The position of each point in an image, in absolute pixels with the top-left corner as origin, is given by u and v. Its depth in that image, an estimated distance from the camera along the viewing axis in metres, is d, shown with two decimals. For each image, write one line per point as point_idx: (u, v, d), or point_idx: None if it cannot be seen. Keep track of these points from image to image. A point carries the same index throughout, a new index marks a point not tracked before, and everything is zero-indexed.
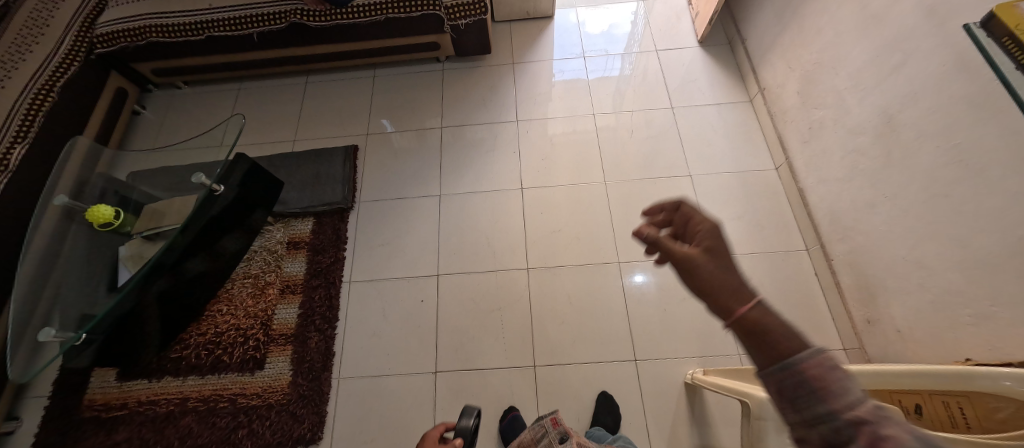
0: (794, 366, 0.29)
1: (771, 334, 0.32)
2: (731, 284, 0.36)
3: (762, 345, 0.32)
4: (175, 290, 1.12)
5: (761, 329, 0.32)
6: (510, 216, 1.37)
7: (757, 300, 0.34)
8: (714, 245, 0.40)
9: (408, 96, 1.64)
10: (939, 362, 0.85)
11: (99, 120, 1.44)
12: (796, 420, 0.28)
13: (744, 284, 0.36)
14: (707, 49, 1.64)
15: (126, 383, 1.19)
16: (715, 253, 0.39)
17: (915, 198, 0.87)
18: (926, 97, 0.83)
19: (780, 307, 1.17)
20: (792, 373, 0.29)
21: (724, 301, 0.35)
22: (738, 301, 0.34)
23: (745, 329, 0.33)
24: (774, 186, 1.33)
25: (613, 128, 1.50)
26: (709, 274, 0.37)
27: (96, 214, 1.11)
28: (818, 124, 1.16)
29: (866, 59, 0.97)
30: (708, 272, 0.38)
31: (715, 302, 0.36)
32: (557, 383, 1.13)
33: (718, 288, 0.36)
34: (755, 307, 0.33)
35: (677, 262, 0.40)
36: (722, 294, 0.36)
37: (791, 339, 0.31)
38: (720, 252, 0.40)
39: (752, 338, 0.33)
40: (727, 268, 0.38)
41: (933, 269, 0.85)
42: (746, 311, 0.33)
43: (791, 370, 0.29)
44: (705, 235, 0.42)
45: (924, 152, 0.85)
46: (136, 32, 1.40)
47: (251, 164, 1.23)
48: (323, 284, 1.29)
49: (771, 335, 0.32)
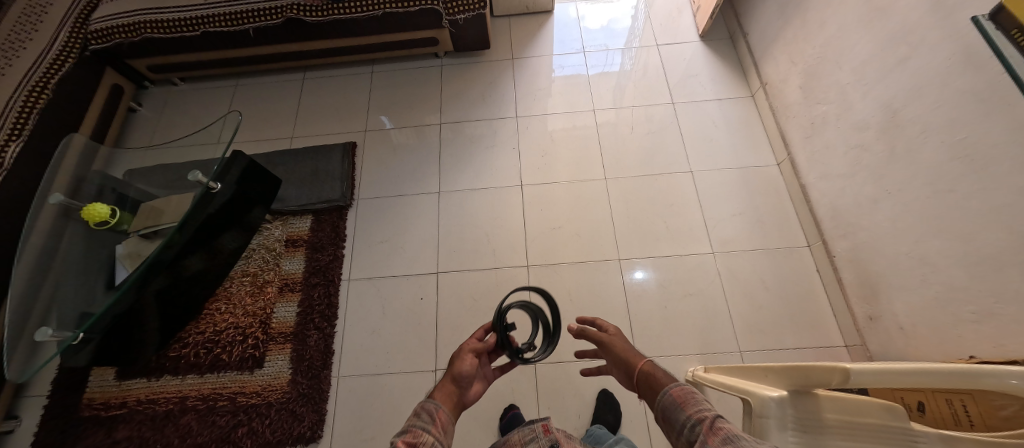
0: (671, 388, 0.56)
1: (658, 378, 0.60)
2: (632, 355, 0.68)
3: (654, 385, 0.60)
4: (174, 289, 1.11)
5: (654, 376, 0.61)
6: (510, 213, 1.36)
7: (647, 360, 0.65)
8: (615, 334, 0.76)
9: (407, 92, 1.63)
10: (941, 359, 0.84)
11: (95, 118, 1.43)
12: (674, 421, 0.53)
13: (639, 357, 0.67)
14: (708, 44, 1.62)
15: (125, 382, 1.19)
16: (621, 343, 0.72)
17: (919, 194, 0.87)
18: (931, 92, 0.82)
19: (782, 304, 1.16)
20: (669, 392, 0.56)
21: (637, 367, 0.65)
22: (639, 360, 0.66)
23: (646, 376, 0.62)
24: (776, 182, 1.32)
25: (613, 124, 1.49)
26: (624, 354, 0.69)
27: (91, 212, 1.10)
28: (820, 119, 1.15)
29: (870, 53, 0.96)
30: (624, 353, 0.69)
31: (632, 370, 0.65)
32: (558, 380, 1.12)
33: (631, 359, 0.67)
34: (650, 363, 0.64)
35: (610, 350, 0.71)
36: (635, 363, 0.66)
37: (665, 376, 0.60)
38: (623, 341, 0.73)
39: (645, 380, 0.62)
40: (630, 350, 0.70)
41: (936, 265, 0.85)
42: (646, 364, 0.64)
43: (668, 393, 0.55)
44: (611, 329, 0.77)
45: (928, 147, 0.84)
46: (130, 28, 1.38)
47: (248, 161, 1.23)
48: (322, 282, 1.28)
49: (659, 379, 0.60)
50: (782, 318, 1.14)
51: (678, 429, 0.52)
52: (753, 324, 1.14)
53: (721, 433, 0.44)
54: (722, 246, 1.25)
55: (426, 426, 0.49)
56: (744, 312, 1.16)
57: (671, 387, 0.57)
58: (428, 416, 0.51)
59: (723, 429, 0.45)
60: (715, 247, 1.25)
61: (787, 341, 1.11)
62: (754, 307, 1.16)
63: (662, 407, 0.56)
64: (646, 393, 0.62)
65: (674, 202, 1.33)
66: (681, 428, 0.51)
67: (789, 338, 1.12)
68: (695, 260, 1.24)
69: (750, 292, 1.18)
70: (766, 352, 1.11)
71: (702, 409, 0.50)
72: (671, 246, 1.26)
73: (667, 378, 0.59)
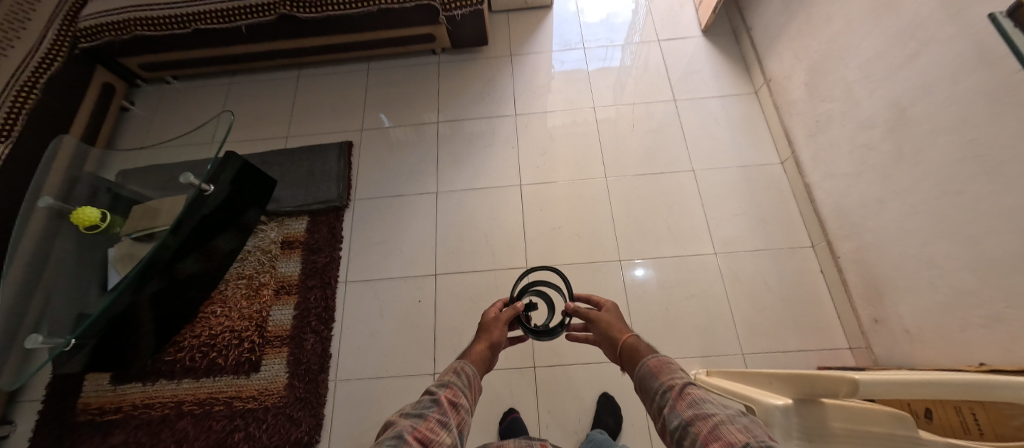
0: (649, 362, 0.59)
1: (639, 351, 0.63)
2: (619, 329, 0.70)
3: (634, 358, 0.63)
4: (168, 293, 1.10)
5: (636, 349, 0.64)
6: (509, 213, 1.34)
7: (633, 336, 0.67)
8: (608, 309, 0.76)
9: (403, 89, 1.60)
10: (949, 364, 0.82)
11: (85, 118, 1.40)
12: (648, 389, 0.57)
13: (627, 331, 0.69)
14: (711, 39, 1.59)
15: (120, 386, 1.17)
16: (611, 317, 0.74)
17: (927, 195, 0.84)
18: (941, 90, 0.80)
19: (785, 306, 1.14)
20: (647, 366, 0.59)
21: (622, 342, 0.67)
22: (625, 336, 0.68)
23: (629, 350, 0.64)
24: (779, 181, 1.30)
25: (614, 121, 1.46)
26: (611, 327, 0.71)
27: (81, 216, 1.09)
28: (825, 117, 1.12)
29: (877, 49, 0.93)
30: (611, 326, 0.71)
31: (616, 345, 0.68)
32: (557, 384, 1.11)
33: (616, 334, 0.69)
34: (635, 339, 0.66)
35: (597, 324, 0.72)
36: (619, 337, 0.68)
37: (646, 350, 0.63)
38: (614, 315, 0.74)
39: (629, 353, 0.65)
40: (619, 325, 0.71)
41: (945, 269, 0.82)
42: (631, 339, 0.66)
43: (647, 365, 0.59)
44: (606, 304, 0.77)
45: (937, 147, 0.81)
46: (120, 25, 1.35)
47: (242, 162, 1.20)
48: (318, 285, 1.26)
49: (639, 352, 0.63)
50: (785, 320, 1.12)
51: (651, 395, 0.56)
52: (757, 326, 1.12)
53: (689, 399, 0.49)
54: (724, 246, 1.23)
55: (462, 389, 0.57)
56: (747, 314, 1.14)
57: (649, 359, 0.60)
58: (466, 380, 0.59)
59: (691, 395, 0.50)
60: (717, 247, 1.23)
61: (791, 344, 1.10)
62: (757, 309, 1.14)
63: (640, 377, 0.59)
64: (628, 365, 0.65)
65: (676, 202, 1.30)
66: (654, 395, 0.55)
67: (793, 340, 1.10)
68: (696, 261, 1.22)
69: (753, 293, 1.16)
70: (769, 355, 1.09)
71: (673, 378, 0.54)
72: (672, 247, 1.24)
73: (649, 352, 0.62)
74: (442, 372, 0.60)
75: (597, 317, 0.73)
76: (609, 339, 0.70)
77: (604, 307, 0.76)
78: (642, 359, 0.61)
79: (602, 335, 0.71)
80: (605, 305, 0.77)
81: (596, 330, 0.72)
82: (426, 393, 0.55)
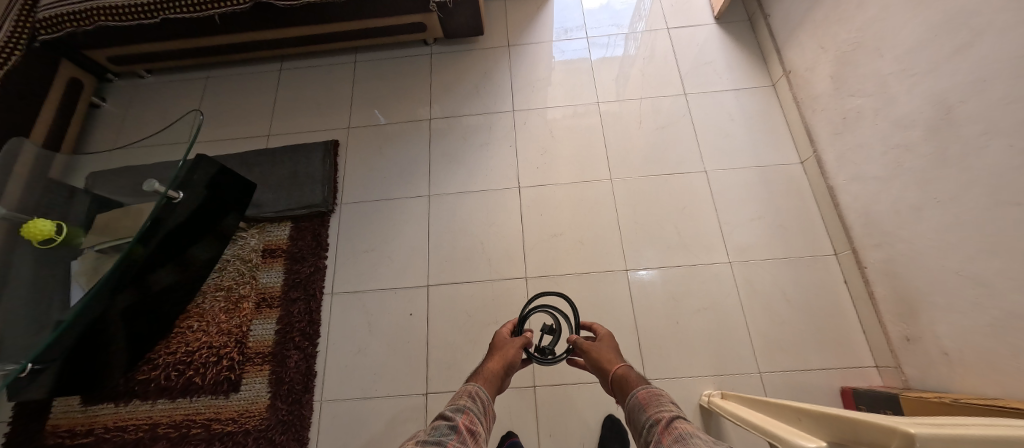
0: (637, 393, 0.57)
1: (630, 381, 0.61)
2: (612, 358, 0.68)
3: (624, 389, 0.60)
4: (138, 311, 1.01)
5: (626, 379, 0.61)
6: (507, 218, 1.24)
7: (625, 365, 0.65)
8: (603, 336, 0.74)
9: (393, 83, 1.49)
10: (996, 394, 0.74)
11: (49, 118, 1.30)
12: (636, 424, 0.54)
13: (621, 361, 0.67)
14: (724, 27, 1.47)
15: (91, 408, 1.09)
16: (605, 345, 0.71)
17: (976, 206, 0.74)
18: (997, 86, 0.69)
19: (806, 319, 1.06)
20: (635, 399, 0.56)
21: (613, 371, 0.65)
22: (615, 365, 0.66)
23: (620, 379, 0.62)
24: (798, 183, 1.21)
25: (620, 117, 1.36)
26: (604, 355, 0.69)
27: (33, 229, 1.01)
28: (854, 113, 1.02)
29: (919, 38, 0.83)
30: (604, 354, 0.69)
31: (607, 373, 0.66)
32: (560, 406, 1.03)
33: (609, 362, 0.67)
34: (626, 369, 0.64)
35: (589, 351, 0.71)
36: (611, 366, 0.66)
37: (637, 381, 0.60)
38: (609, 344, 0.72)
39: (619, 382, 0.62)
40: (613, 353, 0.69)
41: (993, 288, 0.73)
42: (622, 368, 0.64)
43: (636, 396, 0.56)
44: (602, 332, 0.75)
45: (990, 152, 0.71)
46: (83, 15, 1.22)
47: (215, 166, 1.11)
48: (302, 297, 1.18)
49: (630, 382, 0.61)
50: (806, 335, 1.04)
51: (640, 430, 0.53)
52: (775, 342, 1.04)
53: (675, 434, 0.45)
54: (740, 254, 1.14)
55: (478, 415, 0.55)
56: (764, 329, 1.06)
57: (639, 390, 0.58)
58: (481, 405, 0.57)
59: (678, 429, 0.46)
60: (732, 255, 1.14)
61: (812, 361, 1.02)
62: (774, 323, 1.06)
63: (630, 409, 0.57)
64: (619, 395, 0.62)
65: (686, 205, 1.21)
66: (643, 429, 0.52)
67: (815, 358, 1.02)
68: (708, 270, 1.13)
69: (770, 306, 1.08)
70: (789, 373, 1.01)
71: (660, 411, 0.51)
72: (682, 255, 1.15)
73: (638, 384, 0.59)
74: (457, 394, 0.58)
75: (590, 345, 0.71)
76: (600, 369, 0.68)
77: (599, 335, 0.74)
78: (633, 389, 0.58)
79: (594, 363, 0.69)
80: (601, 333, 0.74)
81: (588, 357, 0.70)
82: (442, 417, 0.52)
